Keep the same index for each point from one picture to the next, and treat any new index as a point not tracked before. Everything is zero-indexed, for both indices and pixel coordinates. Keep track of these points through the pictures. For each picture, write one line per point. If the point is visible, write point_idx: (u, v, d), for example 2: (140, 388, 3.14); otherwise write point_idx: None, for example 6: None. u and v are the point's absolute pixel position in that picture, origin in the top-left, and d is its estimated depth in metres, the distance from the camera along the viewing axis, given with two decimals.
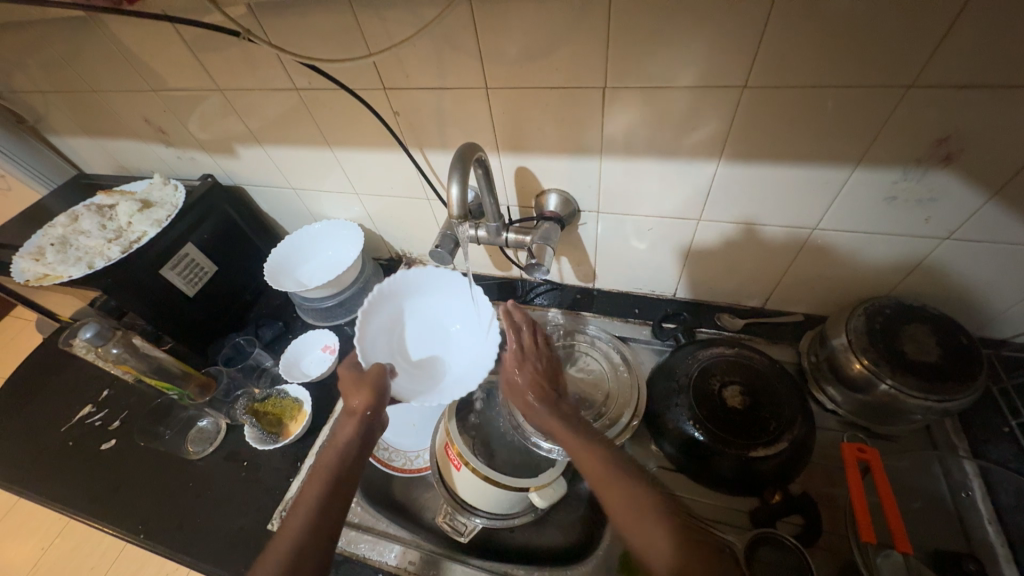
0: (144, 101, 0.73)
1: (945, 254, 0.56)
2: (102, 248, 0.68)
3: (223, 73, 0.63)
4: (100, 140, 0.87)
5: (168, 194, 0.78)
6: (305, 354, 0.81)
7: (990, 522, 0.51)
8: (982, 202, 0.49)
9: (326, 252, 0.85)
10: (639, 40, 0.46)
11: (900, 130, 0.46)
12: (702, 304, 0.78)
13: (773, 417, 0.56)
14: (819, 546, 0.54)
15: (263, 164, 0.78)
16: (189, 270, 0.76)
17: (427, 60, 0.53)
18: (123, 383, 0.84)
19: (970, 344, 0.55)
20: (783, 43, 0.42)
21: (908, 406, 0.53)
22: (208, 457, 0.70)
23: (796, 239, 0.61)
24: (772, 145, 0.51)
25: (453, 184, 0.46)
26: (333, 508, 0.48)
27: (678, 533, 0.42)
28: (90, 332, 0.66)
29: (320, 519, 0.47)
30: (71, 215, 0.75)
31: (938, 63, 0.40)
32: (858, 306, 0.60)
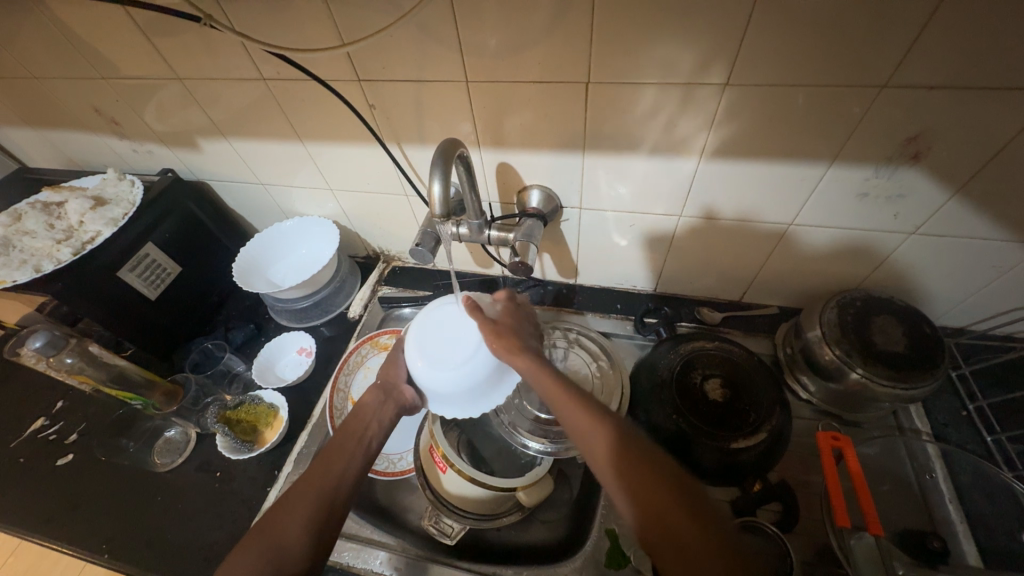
0: (94, 89, 0.67)
1: (912, 248, 0.58)
2: (50, 249, 0.62)
3: (182, 60, 0.59)
4: (46, 132, 0.80)
5: (124, 190, 0.73)
6: (280, 358, 0.78)
7: (951, 501, 0.54)
8: (947, 198, 0.51)
9: (301, 251, 0.82)
10: (621, 36, 0.45)
11: (872, 129, 0.47)
12: (682, 298, 0.79)
13: (752, 409, 0.58)
14: (796, 531, 0.56)
15: (229, 158, 0.74)
16: (149, 272, 0.72)
17: (404, 51, 0.51)
18: (79, 393, 0.79)
19: (933, 334, 0.57)
20: (763, 41, 0.43)
21: (877, 394, 0.55)
22: (176, 469, 0.67)
23: (774, 234, 0.62)
24: (751, 143, 0.52)
25: (435, 181, 0.44)
26: (371, 432, 0.53)
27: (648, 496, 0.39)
28: (40, 342, 0.63)
29: (352, 437, 0.52)
30: (13, 214, 0.68)
31: (909, 66, 0.41)
32: (830, 298, 0.62)
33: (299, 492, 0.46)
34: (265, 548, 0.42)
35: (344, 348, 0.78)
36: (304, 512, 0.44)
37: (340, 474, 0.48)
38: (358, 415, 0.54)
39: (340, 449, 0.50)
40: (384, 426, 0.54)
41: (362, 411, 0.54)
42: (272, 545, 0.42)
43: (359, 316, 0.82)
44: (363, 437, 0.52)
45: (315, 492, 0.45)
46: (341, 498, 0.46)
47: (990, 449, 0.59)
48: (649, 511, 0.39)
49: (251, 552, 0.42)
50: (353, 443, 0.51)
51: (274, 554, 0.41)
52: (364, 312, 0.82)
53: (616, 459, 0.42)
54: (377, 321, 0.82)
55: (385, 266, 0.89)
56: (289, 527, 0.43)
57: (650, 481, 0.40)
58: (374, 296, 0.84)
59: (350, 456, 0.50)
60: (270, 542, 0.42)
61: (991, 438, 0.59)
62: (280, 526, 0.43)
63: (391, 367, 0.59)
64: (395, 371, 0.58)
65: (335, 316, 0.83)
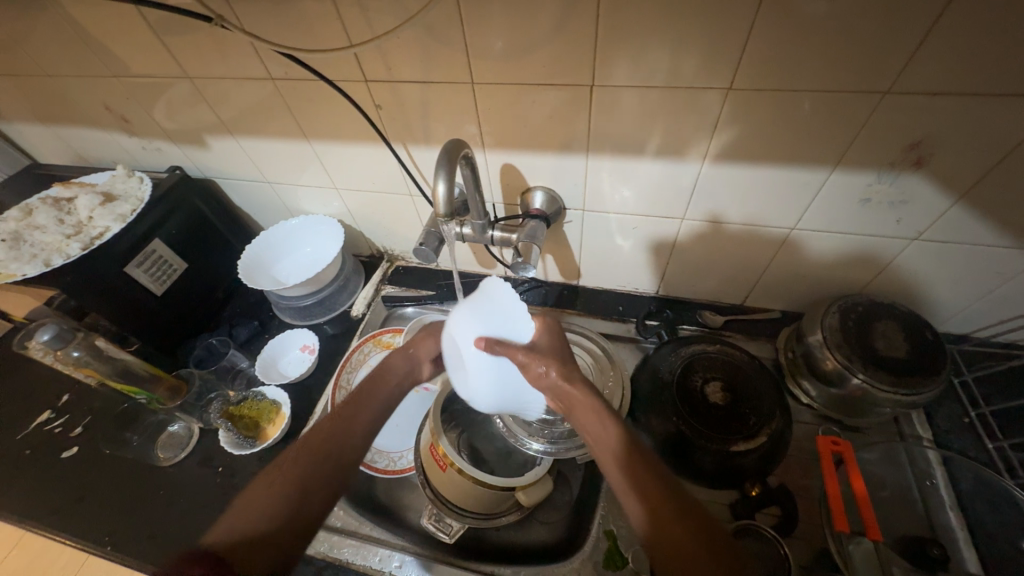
0: (105, 87, 0.68)
1: (914, 254, 0.58)
2: (59, 244, 0.63)
3: (193, 59, 0.60)
4: (57, 128, 0.81)
5: (133, 187, 0.73)
6: (283, 355, 0.78)
7: (951, 508, 0.54)
8: (949, 204, 0.51)
9: (306, 249, 0.83)
10: (626, 40, 0.45)
11: (875, 135, 0.47)
12: (684, 301, 0.79)
13: (753, 413, 0.58)
14: (795, 535, 0.56)
15: (237, 157, 0.75)
16: (156, 267, 0.73)
17: (411, 52, 0.52)
18: (85, 387, 0.79)
19: (935, 340, 0.57)
20: (767, 46, 0.43)
21: (878, 399, 0.55)
22: (180, 463, 0.67)
23: (776, 238, 0.63)
24: (754, 147, 0.52)
25: (440, 181, 0.45)
26: (389, 390, 0.55)
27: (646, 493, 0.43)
28: (48, 335, 0.63)
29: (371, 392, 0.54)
30: (24, 209, 0.69)
31: (912, 72, 0.42)
32: (832, 303, 0.62)
33: (321, 438, 0.48)
34: (286, 487, 0.44)
35: (347, 346, 0.79)
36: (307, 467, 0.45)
37: (347, 432, 0.49)
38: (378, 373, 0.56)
39: (360, 403, 0.52)
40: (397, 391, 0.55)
41: (382, 369, 0.56)
42: (292, 484, 0.44)
43: (362, 315, 0.82)
44: (380, 397, 0.54)
45: (321, 449, 0.47)
46: (357, 448, 0.48)
47: (992, 457, 0.58)
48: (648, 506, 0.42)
49: (257, 498, 0.43)
50: (373, 396, 0.53)
51: (293, 493, 0.44)
52: (367, 311, 0.83)
53: (622, 456, 0.46)
54: (379, 320, 0.83)
55: (388, 265, 0.89)
56: (294, 478, 0.44)
57: (661, 496, 0.43)
58: (377, 295, 0.84)
59: (370, 411, 0.52)
60: (290, 481, 0.44)
61: (993, 446, 0.59)
62: (286, 476, 0.44)
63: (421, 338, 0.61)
64: (428, 345, 0.60)
65: (338, 314, 0.83)
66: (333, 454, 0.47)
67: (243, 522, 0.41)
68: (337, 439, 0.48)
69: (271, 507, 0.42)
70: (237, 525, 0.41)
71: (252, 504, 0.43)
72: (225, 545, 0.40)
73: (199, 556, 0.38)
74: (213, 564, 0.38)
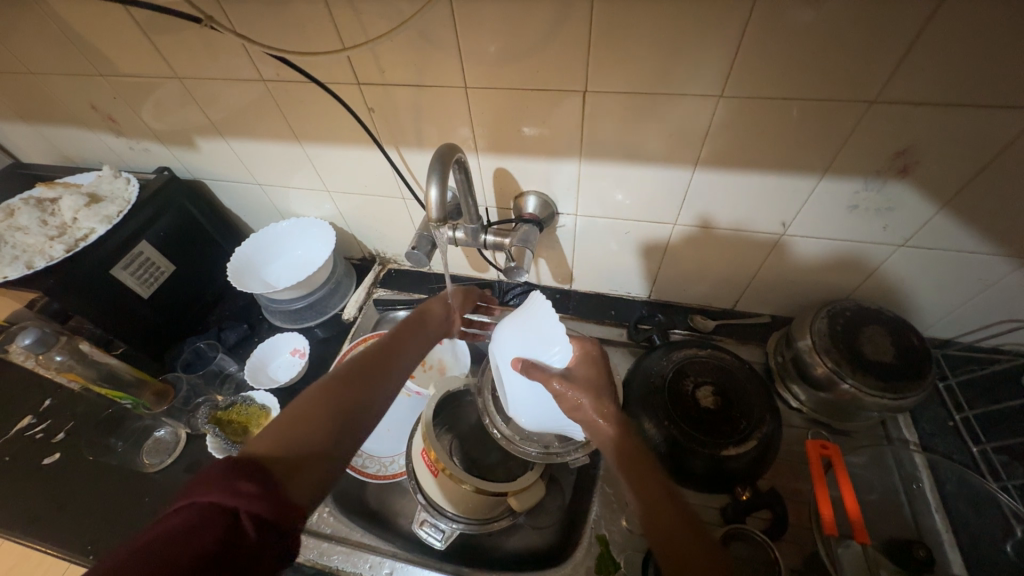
0: (92, 86, 0.67)
1: (900, 260, 0.59)
2: (43, 245, 0.62)
3: (182, 59, 0.59)
4: (41, 127, 0.80)
5: (119, 188, 0.72)
6: (273, 358, 0.77)
7: (937, 511, 0.55)
8: (933, 212, 0.52)
9: (296, 252, 0.82)
10: (618, 48, 0.46)
11: (861, 144, 0.48)
12: (676, 305, 0.79)
13: (743, 416, 0.59)
14: (784, 539, 0.56)
15: (226, 158, 0.74)
16: (142, 270, 0.71)
17: (404, 56, 0.51)
18: (68, 391, 0.78)
19: (921, 345, 0.58)
20: (756, 55, 0.43)
21: (866, 403, 0.56)
22: (165, 470, 0.66)
23: (766, 243, 0.63)
24: (744, 153, 0.53)
25: (432, 186, 0.45)
26: (423, 339, 0.57)
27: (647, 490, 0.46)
28: (29, 339, 0.61)
29: (408, 335, 0.56)
30: (6, 209, 0.68)
31: (897, 82, 0.42)
32: (821, 308, 0.63)
33: (366, 370, 0.49)
34: (337, 408, 0.44)
35: (338, 350, 0.78)
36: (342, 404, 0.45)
37: (387, 369, 0.51)
38: (413, 322, 0.58)
39: (398, 344, 0.54)
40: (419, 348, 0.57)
41: (416, 318, 0.59)
42: (341, 408, 0.44)
43: (354, 318, 0.82)
44: (417, 341, 0.56)
45: (354, 389, 0.47)
46: (394, 386, 0.51)
47: (975, 460, 0.59)
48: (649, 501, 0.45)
49: (298, 422, 0.41)
50: (409, 339, 0.56)
51: (342, 416, 0.44)
52: (359, 314, 0.82)
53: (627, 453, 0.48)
54: (371, 323, 0.82)
55: (380, 268, 0.89)
56: (333, 409, 0.44)
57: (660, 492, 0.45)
58: (369, 299, 0.84)
59: (409, 352, 0.55)
60: (340, 404, 0.44)
61: (977, 449, 0.60)
62: (324, 407, 0.43)
63: (456, 296, 0.66)
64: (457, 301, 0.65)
65: (329, 318, 0.83)
66: (377, 387, 0.49)
67: (283, 445, 0.39)
68: (380, 375, 0.50)
69: (323, 425, 0.42)
70: (285, 440, 0.40)
71: (292, 429, 0.41)
72: (274, 454, 0.38)
73: (249, 468, 0.36)
74: (265, 478, 0.36)
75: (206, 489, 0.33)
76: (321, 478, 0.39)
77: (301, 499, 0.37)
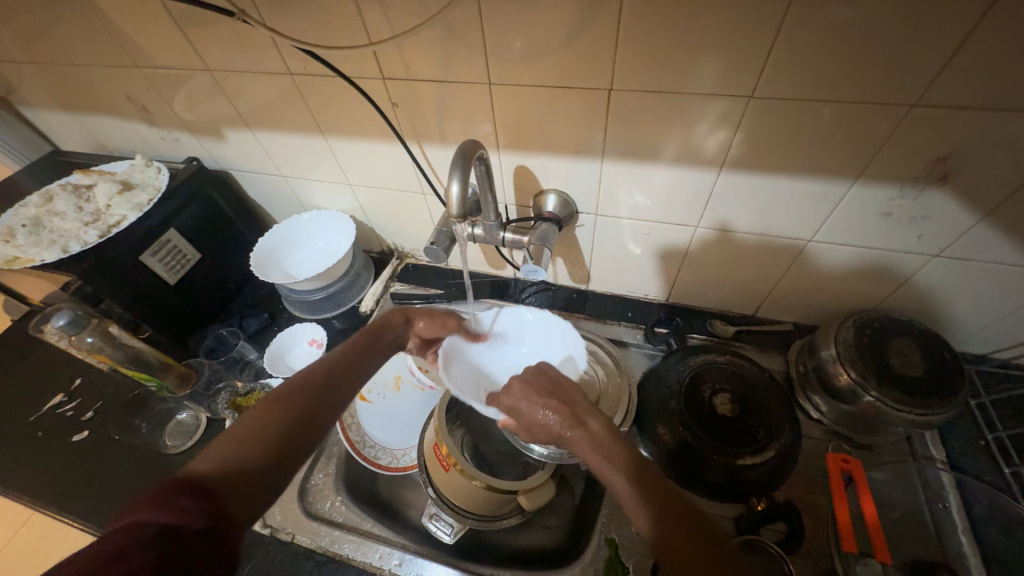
0: (128, 78, 0.69)
1: (934, 271, 0.57)
2: (77, 231, 0.64)
3: (214, 52, 0.60)
4: (79, 117, 0.83)
5: (150, 176, 0.74)
6: (290, 348, 0.79)
7: (964, 533, 0.53)
8: (973, 222, 0.50)
9: (317, 244, 0.83)
10: (646, 46, 0.45)
11: (898, 149, 0.46)
12: (695, 309, 0.78)
13: (761, 426, 0.57)
14: (800, 552, 0.55)
15: (253, 149, 0.75)
16: (170, 257, 0.73)
17: (429, 51, 0.52)
18: (97, 371, 0.81)
19: (953, 360, 0.56)
20: (790, 55, 0.42)
21: (892, 418, 0.54)
22: (186, 452, 0.68)
23: (792, 249, 0.62)
24: (773, 156, 0.51)
25: (454, 182, 0.45)
26: (381, 348, 0.56)
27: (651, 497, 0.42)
28: (64, 320, 0.64)
29: (366, 344, 0.54)
30: (45, 195, 0.71)
31: (940, 85, 0.41)
32: (847, 318, 0.61)
33: (317, 379, 0.47)
34: (284, 421, 0.43)
35: None
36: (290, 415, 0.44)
37: (342, 380, 0.49)
38: (373, 330, 0.56)
39: (354, 353, 0.52)
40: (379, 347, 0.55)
41: (377, 326, 0.57)
42: (289, 419, 0.43)
43: (371, 311, 0.83)
44: (374, 350, 0.55)
45: (305, 397, 0.46)
46: (349, 395, 0.49)
47: (1008, 482, 0.57)
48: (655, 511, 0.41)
49: (240, 439, 0.41)
50: (365, 348, 0.53)
51: (288, 429, 0.43)
52: (376, 307, 0.83)
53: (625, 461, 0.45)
54: (387, 316, 0.83)
55: (398, 262, 0.89)
56: (279, 430, 0.42)
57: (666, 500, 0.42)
58: (386, 292, 0.85)
59: (365, 361, 0.53)
60: (287, 416, 0.43)
61: (1010, 471, 0.57)
62: (268, 424, 0.42)
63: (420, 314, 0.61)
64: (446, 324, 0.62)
65: (347, 310, 0.84)
66: (329, 396, 0.47)
67: (228, 462, 0.39)
68: (334, 385, 0.48)
69: (266, 439, 0.41)
70: (226, 455, 0.39)
71: (233, 445, 0.40)
72: (211, 472, 0.38)
73: (184, 488, 0.36)
74: (204, 498, 0.36)
75: (142, 509, 0.34)
76: (260, 493, 0.39)
77: (237, 515, 0.37)
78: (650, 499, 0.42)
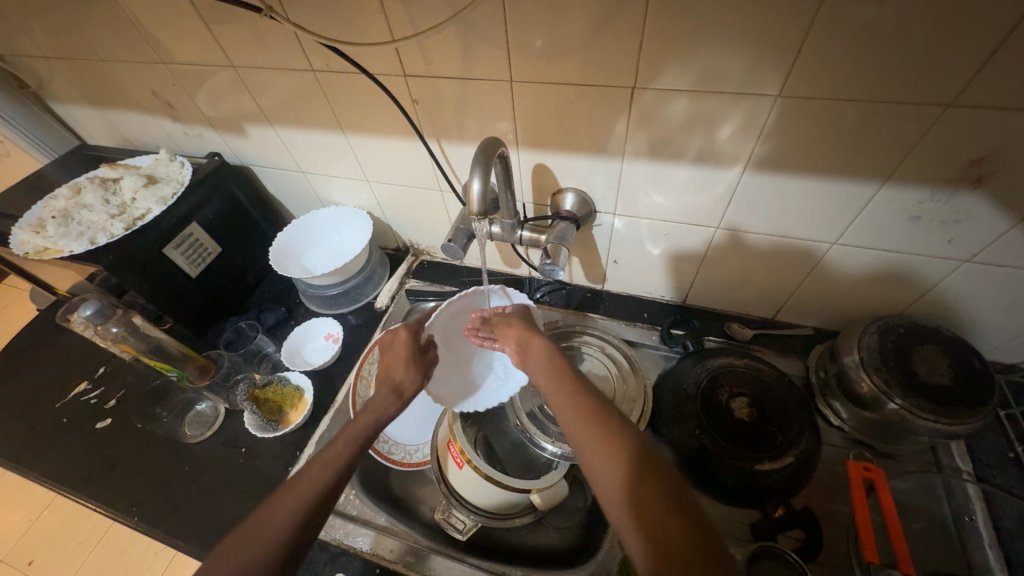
0: (154, 74, 0.71)
1: (964, 276, 0.55)
2: (104, 223, 0.66)
3: (238, 49, 0.61)
4: (106, 112, 0.85)
5: (174, 171, 0.76)
6: (307, 343, 0.80)
7: (991, 547, 0.51)
8: (1007, 227, 0.48)
9: (334, 239, 0.84)
10: (672, 44, 0.44)
11: (931, 150, 0.45)
12: (712, 312, 0.77)
13: (780, 431, 0.57)
14: (817, 561, 0.54)
15: (273, 145, 0.76)
16: (192, 250, 0.75)
17: (451, 49, 0.52)
18: (119, 361, 0.83)
19: (983, 369, 0.54)
20: (821, 53, 0.41)
21: (916, 426, 0.53)
22: (204, 442, 0.69)
23: (816, 252, 0.60)
24: (798, 156, 0.50)
25: (474, 178, 0.45)
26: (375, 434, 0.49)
27: (651, 518, 0.39)
28: (90, 310, 0.65)
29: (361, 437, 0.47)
30: (74, 187, 0.72)
31: (978, 86, 0.39)
32: (871, 323, 0.60)
33: (303, 482, 0.41)
34: (267, 544, 0.37)
35: (369, 337, 0.80)
36: (316, 514, 0.40)
37: (334, 480, 0.43)
38: (368, 421, 0.50)
39: (344, 445, 0.46)
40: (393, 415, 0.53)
41: (371, 415, 0.51)
42: (272, 539, 0.38)
43: (386, 307, 0.83)
44: (365, 435, 0.48)
45: (313, 498, 0.41)
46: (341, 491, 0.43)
47: None
48: (653, 532, 0.38)
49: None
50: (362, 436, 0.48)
51: (272, 551, 0.37)
52: (391, 303, 0.83)
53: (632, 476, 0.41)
54: (402, 312, 0.84)
55: (413, 259, 0.90)
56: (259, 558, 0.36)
57: (667, 522, 0.38)
58: (401, 288, 0.85)
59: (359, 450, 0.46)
60: (271, 537, 0.38)
61: None
62: (245, 567, 0.36)
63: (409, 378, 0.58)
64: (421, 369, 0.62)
65: (362, 305, 0.84)
66: (318, 498, 0.41)
67: None
68: (323, 487, 0.41)
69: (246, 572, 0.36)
70: None
71: (250, 554, 0.37)
72: None
73: None
74: None
75: None
76: None
77: None
78: (650, 518, 0.39)
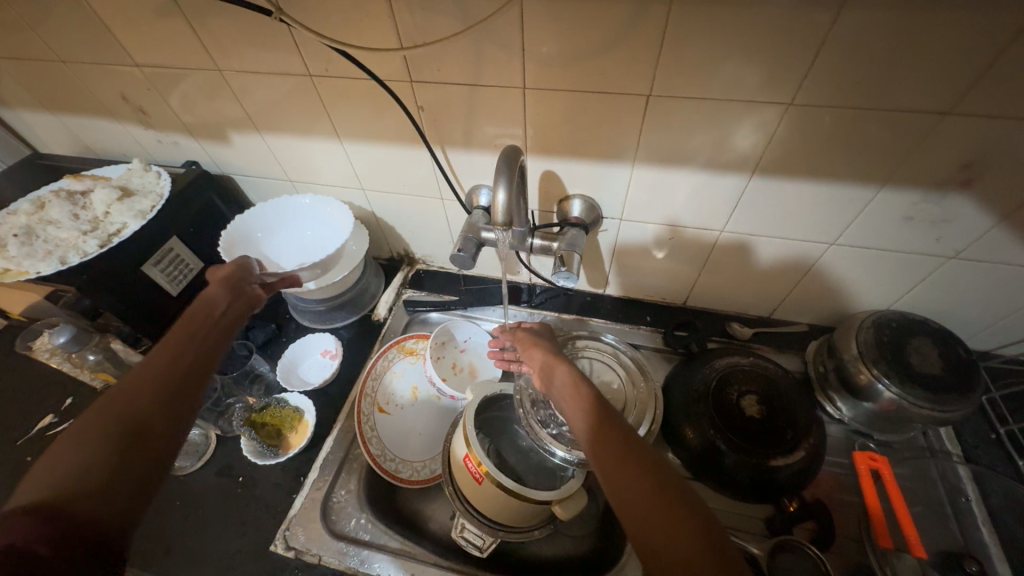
0: (125, 78, 0.65)
1: (947, 272, 0.59)
2: (75, 241, 0.59)
3: (226, 51, 0.57)
4: (64, 117, 0.78)
5: (151, 181, 0.70)
6: (304, 359, 0.77)
7: (984, 523, 0.55)
8: (990, 226, 0.52)
9: (306, 233, 0.78)
10: (689, 54, 0.45)
11: (927, 155, 0.48)
12: (711, 313, 0.79)
13: (789, 427, 0.58)
14: (831, 549, 0.56)
15: (260, 153, 0.72)
16: (172, 266, 0.69)
17: (463, 54, 0.50)
18: (89, 389, 0.75)
19: (968, 358, 0.58)
20: (833, 64, 0.43)
21: (913, 414, 0.56)
22: (195, 473, 0.64)
23: (814, 252, 0.63)
24: (804, 162, 0.52)
25: (500, 189, 0.44)
26: (215, 308, 0.50)
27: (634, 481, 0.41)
28: (66, 337, 0.59)
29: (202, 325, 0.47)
30: (37, 202, 0.65)
31: (975, 96, 0.42)
32: (865, 318, 0.63)
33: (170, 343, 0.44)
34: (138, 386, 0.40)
35: (369, 352, 0.77)
36: (200, 363, 0.44)
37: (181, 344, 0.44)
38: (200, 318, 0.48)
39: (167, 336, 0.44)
40: (205, 364, 0.44)
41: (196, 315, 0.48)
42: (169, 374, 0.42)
43: (384, 319, 0.81)
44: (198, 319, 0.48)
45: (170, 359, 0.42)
46: (189, 362, 0.43)
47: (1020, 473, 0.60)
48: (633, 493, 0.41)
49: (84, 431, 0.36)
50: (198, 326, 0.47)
51: (144, 395, 0.39)
52: (390, 315, 0.81)
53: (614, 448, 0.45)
54: (401, 325, 0.82)
55: (409, 269, 0.88)
56: (143, 399, 0.39)
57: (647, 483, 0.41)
58: (399, 299, 0.83)
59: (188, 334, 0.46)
60: (142, 384, 0.40)
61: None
62: (151, 387, 0.40)
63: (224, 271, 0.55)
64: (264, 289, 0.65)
65: (358, 319, 0.81)
66: (198, 340, 0.46)
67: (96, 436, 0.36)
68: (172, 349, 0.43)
69: (127, 414, 0.38)
70: (96, 430, 0.36)
71: (104, 418, 0.37)
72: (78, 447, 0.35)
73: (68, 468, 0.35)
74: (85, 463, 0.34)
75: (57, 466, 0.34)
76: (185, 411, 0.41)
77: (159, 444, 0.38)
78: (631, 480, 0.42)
